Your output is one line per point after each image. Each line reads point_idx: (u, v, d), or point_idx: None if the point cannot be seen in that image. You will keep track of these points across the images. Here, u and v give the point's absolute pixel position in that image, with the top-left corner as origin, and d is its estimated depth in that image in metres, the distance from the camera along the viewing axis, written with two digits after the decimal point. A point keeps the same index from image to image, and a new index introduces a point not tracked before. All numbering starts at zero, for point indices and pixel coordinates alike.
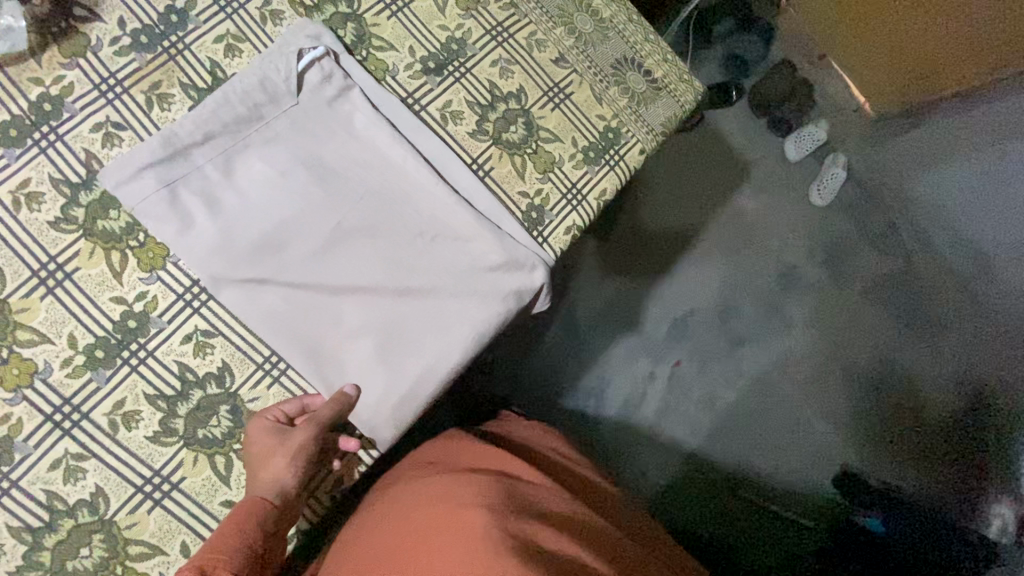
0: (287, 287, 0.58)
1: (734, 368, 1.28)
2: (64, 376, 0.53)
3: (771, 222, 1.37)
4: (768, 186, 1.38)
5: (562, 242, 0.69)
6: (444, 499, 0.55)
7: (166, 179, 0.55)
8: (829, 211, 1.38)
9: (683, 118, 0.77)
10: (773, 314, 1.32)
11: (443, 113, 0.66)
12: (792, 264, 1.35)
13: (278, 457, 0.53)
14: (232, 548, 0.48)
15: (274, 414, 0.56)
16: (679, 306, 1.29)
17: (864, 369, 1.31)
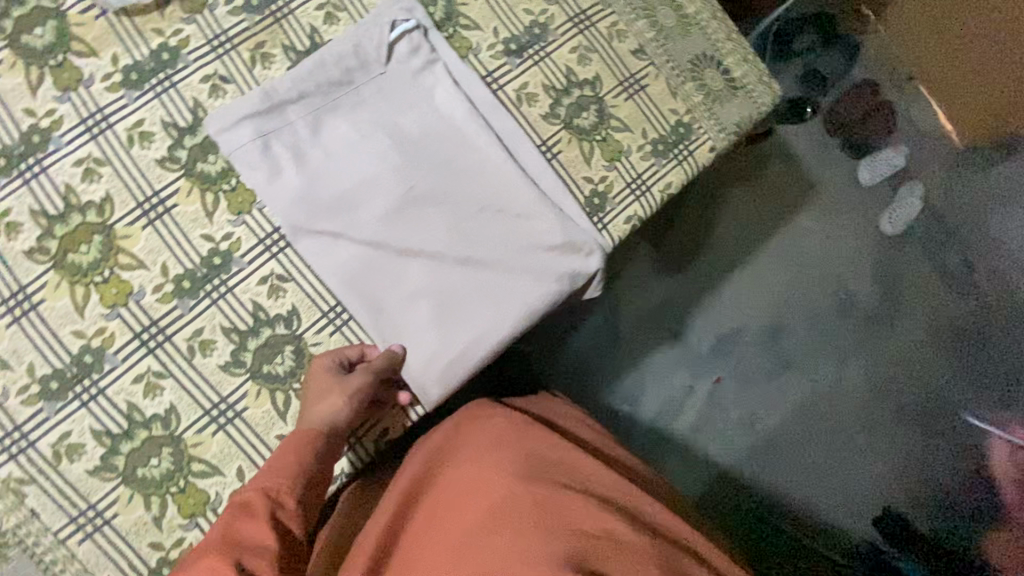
0: (357, 243, 0.61)
1: (777, 390, 1.24)
2: (155, 301, 0.58)
3: (833, 246, 1.31)
4: (835, 208, 1.33)
5: (621, 231, 0.69)
6: (472, 476, 0.59)
7: (262, 130, 0.59)
8: (900, 240, 1.31)
9: (759, 119, 0.76)
10: (826, 341, 1.27)
11: (519, 93, 0.68)
12: (852, 291, 1.29)
13: (335, 397, 0.56)
14: (293, 475, 0.53)
15: (335, 357, 0.60)
16: (727, 321, 1.26)
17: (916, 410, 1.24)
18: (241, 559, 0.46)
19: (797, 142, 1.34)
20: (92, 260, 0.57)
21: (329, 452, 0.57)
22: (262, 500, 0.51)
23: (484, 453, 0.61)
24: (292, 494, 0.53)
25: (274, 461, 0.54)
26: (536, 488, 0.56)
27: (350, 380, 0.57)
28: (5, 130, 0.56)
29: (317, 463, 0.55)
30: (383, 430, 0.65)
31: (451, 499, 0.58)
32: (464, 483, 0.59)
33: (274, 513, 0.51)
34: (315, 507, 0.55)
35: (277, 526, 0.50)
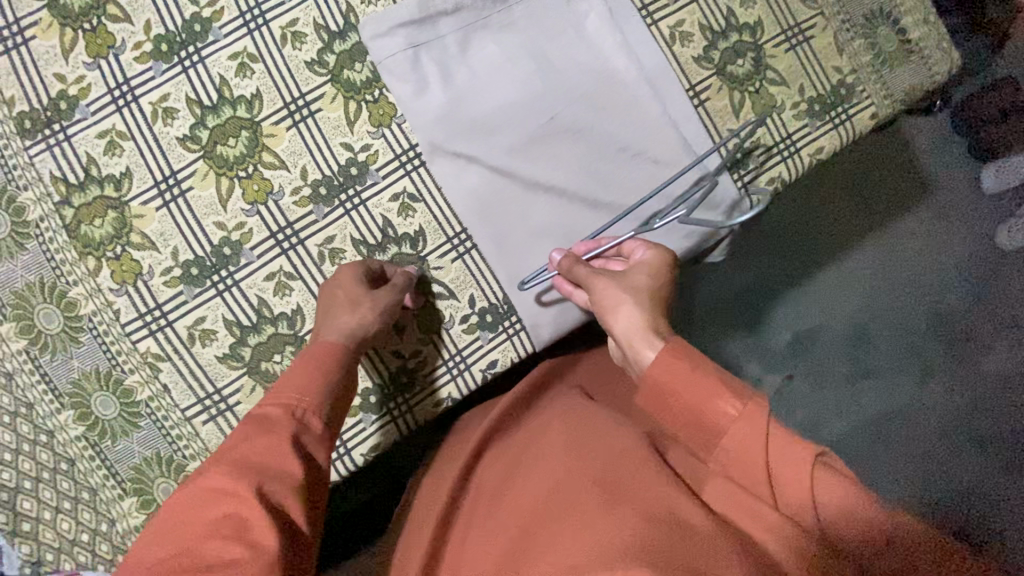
0: (491, 170, 0.60)
1: (851, 399, 1.12)
2: (292, 204, 0.58)
3: (941, 250, 1.17)
4: (950, 212, 1.18)
5: (761, 193, 0.65)
6: (530, 466, 0.57)
7: (413, 41, 0.57)
8: (1013, 257, 1.16)
9: (929, 90, 0.69)
10: (916, 354, 1.14)
11: (673, 32, 0.63)
12: (950, 303, 1.16)
13: (360, 316, 0.55)
14: (316, 394, 0.52)
15: (352, 276, 0.57)
16: (809, 319, 1.14)
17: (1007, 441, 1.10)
18: (263, 484, 0.45)
19: (921, 137, 1.20)
20: (238, 155, 0.58)
21: (351, 370, 0.55)
22: (284, 419, 0.50)
23: (538, 449, 0.59)
24: (317, 415, 0.51)
25: (294, 380, 0.52)
26: (590, 476, 0.52)
27: (376, 298, 0.56)
28: (169, 15, 0.57)
29: (342, 381, 0.54)
30: (493, 362, 0.62)
31: (514, 494, 0.56)
32: (524, 482, 0.57)
33: (297, 435, 0.49)
34: (335, 428, 0.53)
35: (300, 450, 0.49)
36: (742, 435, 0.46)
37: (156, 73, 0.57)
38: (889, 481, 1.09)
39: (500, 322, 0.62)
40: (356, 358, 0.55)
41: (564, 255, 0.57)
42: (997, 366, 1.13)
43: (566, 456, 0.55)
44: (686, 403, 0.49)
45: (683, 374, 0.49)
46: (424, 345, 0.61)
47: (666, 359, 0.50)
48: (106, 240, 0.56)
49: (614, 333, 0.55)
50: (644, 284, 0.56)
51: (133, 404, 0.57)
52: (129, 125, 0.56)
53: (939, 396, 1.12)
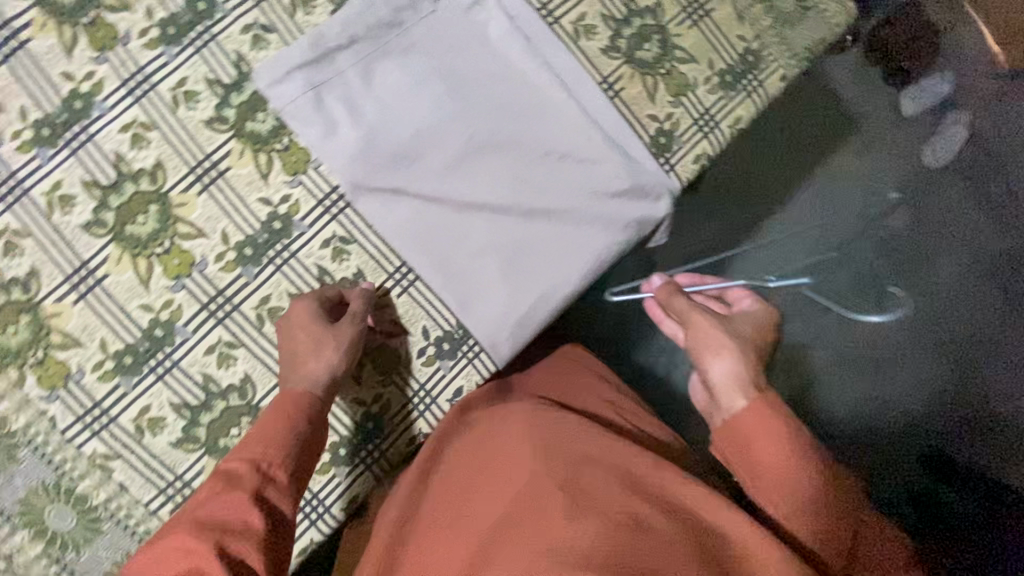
0: (419, 199, 0.58)
1: (820, 334, 1.15)
2: (218, 270, 0.56)
3: (874, 182, 1.21)
4: (881, 142, 1.22)
5: (689, 172, 0.66)
6: (484, 469, 0.54)
7: (312, 82, 0.55)
8: (947, 173, 1.22)
9: (831, 43, 0.71)
10: (871, 283, 1.17)
11: (577, 27, 0.63)
12: (894, 230, 1.20)
13: (325, 355, 0.54)
14: (283, 443, 0.50)
15: (308, 310, 0.55)
16: (767, 269, 1.15)
17: (968, 346, 1.14)
18: (224, 541, 0.45)
19: (838, 79, 1.23)
20: (151, 231, 0.55)
21: (320, 414, 0.53)
22: (249, 473, 0.49)
23: (497, 441, 0.56)
24: (282, 466, 0.50)
25: (261, 430, 0.51)
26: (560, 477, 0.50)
27: (336, 333, 0.55)
28: (42, 95, 0.52)
29: (310, 427, 0.52)
30: (458, 389, 0.62)
31: (466, 493, 0.53)
32: (481, 479, 0.54)
33: (261, 488, 0.48)
34: (307, 477, 0.52)
35: (265, 503, 0.48)
36: (811, 496, 0.52)
37: (42, 160, 0.53)
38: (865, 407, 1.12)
39: (458, 348, 0.61)
40: (323, 400, 0.54)
41: (668, 284, 0.67)
42: (945, 279, 1.17)
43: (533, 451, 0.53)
44: (760, 456, 0.53)
45: (769, 425, 0.54)
46: (385, 385, 0.59)
47: (760, 408, 0.54)
48: (24, 347, 0.53)
49: (707, 375, 0.59)
50: (750, 339, 0.61)
51: (90, 509, 0.54)
52: (24, 220, 0.53)
53: (898, 320, 1.16)
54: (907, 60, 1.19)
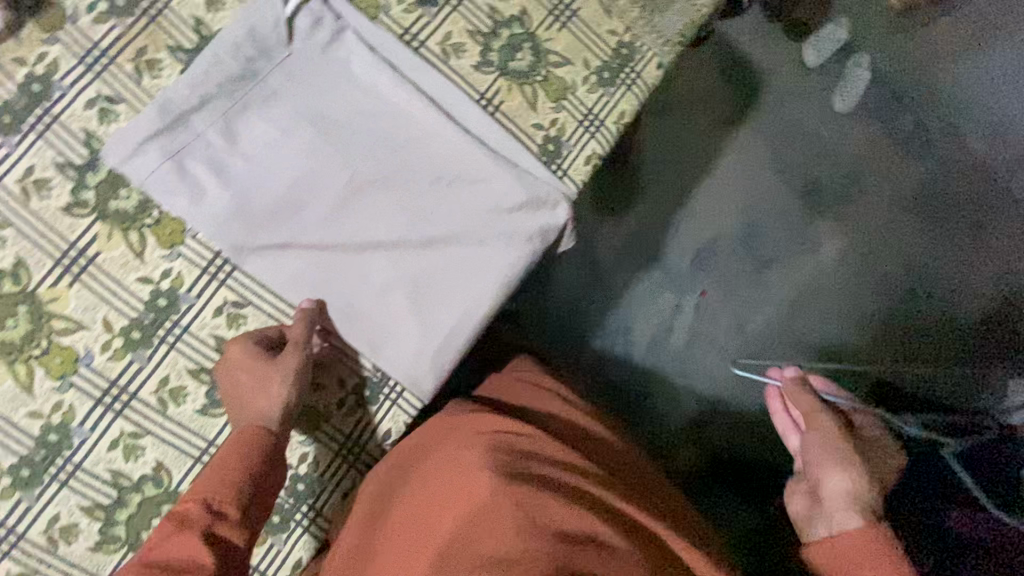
0: (309, 250, 0.57)
1: (762, 291, 1.22)
2: (107, 361, 0.53)
3: (792, 135, 1.27)
4: (790, 97, 1.28)
5: (582, 174, 0.66)
6: (443, 480, 0.54)
7: (169, 150, 0.52)
8: (856, 116, 1.27)
9: (701, 23, 0.72)
10: (800, 233, 1.24)
11: (444, 47, 0.61)
12: (818, 178, 1.26)
13: (269, 392, 0.53)
14: (233, 479, 0.50)
15: (249, 346, 0.55)
16: (701, 236, 1.22)
17: (895, 276, 1.24)
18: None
19: (744, 42, 1.27)
20: (24, 334, 0.51)
21: (275, 449, 0.53)
22: (199, 511, 0.48)
23: (469, 454, 0.55)
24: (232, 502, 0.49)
25: (214, 468, 0.51)
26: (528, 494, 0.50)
27: (279, 365, 0.54)
28: None
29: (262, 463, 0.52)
30: (387, 432, 0.61)
31: (423, 506, 0.53)
32: (445, 495, 0.52)
33: (211, 526, 0.48)
34: (260, 511, 0.51)
35: (214, 540, 0.47)
36: None
37: None
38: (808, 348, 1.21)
39: (378, 392, 0.60)
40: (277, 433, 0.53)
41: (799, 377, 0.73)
42: (865, 214, 1.26)
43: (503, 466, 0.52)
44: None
45: (871, 546, 0.56)
46: (310, 443, 0.59)
47: (869, 530, 0.57)
48: None
49: (824, 480, 0.63)
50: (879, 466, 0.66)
51: None
52: None
53: (828, 261, 1.24)
54: (804, 13, 1.25)
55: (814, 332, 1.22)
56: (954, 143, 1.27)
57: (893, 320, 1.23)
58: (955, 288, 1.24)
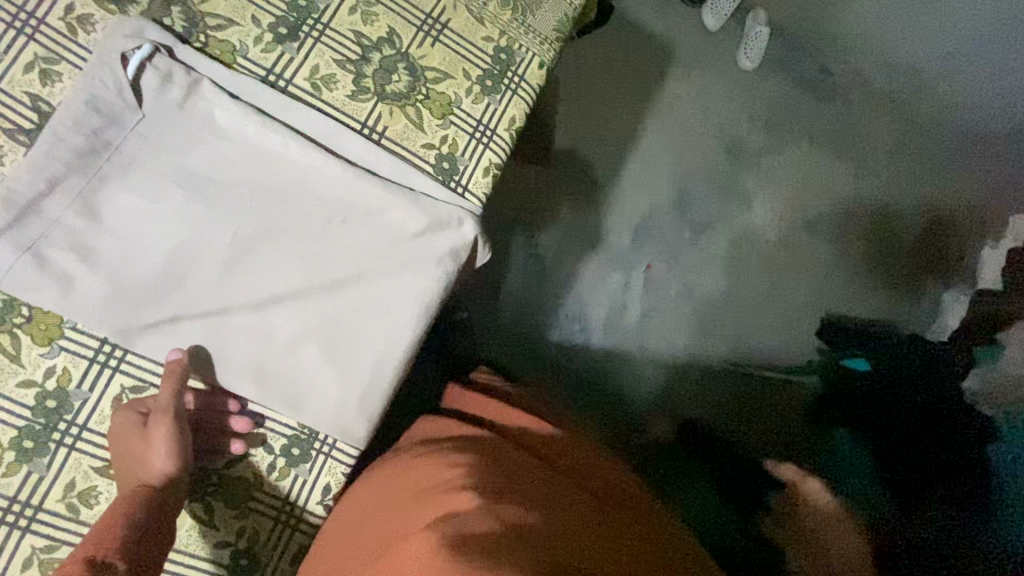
0: (204, 317, 0.54)
1: (702, 256, 1.24)
2: (1, 477, 0.49)
3: (706, 98, 1.29)
4: (696, 63, 1.30)
5: (484, 186, 0.64)
6: (417, 497, 0.51)
7: (24, 242, 0.49)
8: (761, 72, 1.31)
9: (577, 13, 0.72)
10: (729, 193, 1.27)
11: (313, 81, 0.59)
12: (737, 136, 1.29)
13: (155, 446, 0.50)
14: (119, 533, 0.45)
15: (136, 408, 0.52)
16: (635, 212, 1.23)
17: (827, 219, 1.29)
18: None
19: (642, 16, 1.29)
20: None
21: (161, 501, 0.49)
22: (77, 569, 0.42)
23: (435, 475, 0.54)
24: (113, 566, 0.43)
25: (97, 529, 0.45)
26: (497, 497, 0.49)
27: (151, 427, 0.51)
28: None
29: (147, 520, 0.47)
30: (327, 487, 0.59)
31: (396, 530, 0.49)
32: (409, 514, 0.50)
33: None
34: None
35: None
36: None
37: None
38: (755, 302, 1.24)
39: (310, 448, 0.58)
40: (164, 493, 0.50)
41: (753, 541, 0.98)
42: (787, 163, 1.29)
43: (472, 479, 0.51)
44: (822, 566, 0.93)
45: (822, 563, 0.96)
46: (245, 516, 0.56)
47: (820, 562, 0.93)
48: None
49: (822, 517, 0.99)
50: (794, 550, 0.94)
51: None
52: None
53: (763, 215, 1.27)
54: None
55: (760, 282, 1.25)
56: (856, 77, 1.32)
57: (831, 261, 1.28)
58: (882, 219, 1.30)
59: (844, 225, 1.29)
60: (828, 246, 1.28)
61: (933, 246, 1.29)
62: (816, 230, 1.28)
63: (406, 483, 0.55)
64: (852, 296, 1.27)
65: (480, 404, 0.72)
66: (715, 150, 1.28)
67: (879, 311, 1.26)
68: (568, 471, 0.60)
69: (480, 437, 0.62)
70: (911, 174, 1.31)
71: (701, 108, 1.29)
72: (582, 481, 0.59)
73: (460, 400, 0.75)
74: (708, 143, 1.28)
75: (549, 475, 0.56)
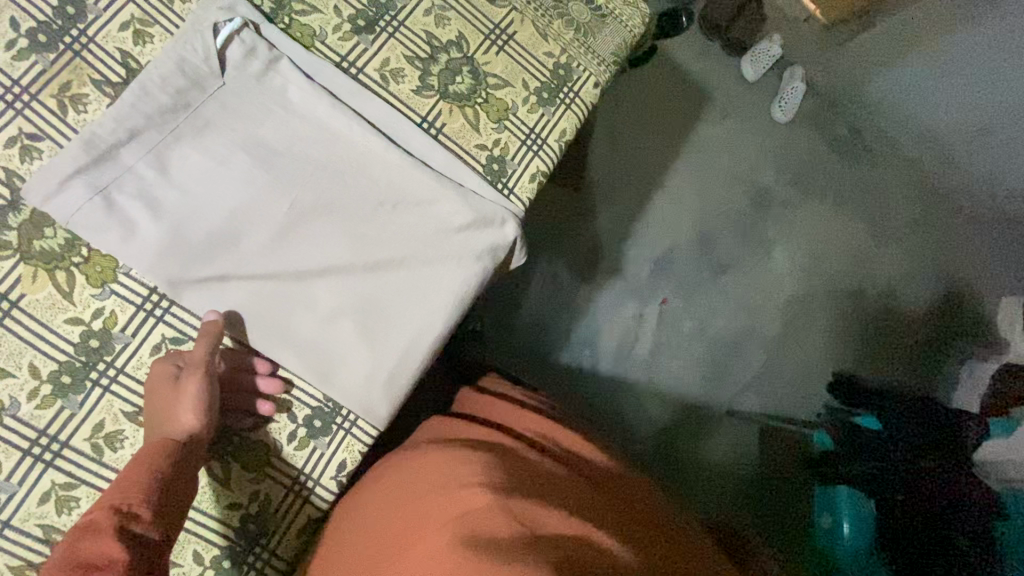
0: (251, 279, 0.56)
1: (719, 295, 1.25)
2: (34, 409, 0.50)
3: (737, 145, 1.32)
4: (732, 109, 1.33)
5: (529, 192, 0.66)
6: (434, 491, 0.52)
7: (98, 185, 0.51)
8: (794, 125, 1.34)
9: (634, 43, 0.75)
10: (752, 238, 1.29)
11: (383, 73, 0.62)
12: (764, 184, 1.31)
13: (187, 399, 0.51)
14: (148, 481, 0.46)
15: (171, 360, 0.53)
16: (658, 246, 1.25)
17: (846, 277, 1.30)
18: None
19: (686, 58, 1.33)
20: None
21: (189, 456, 0.50)
22: (108, 515, 0.42)
23: (453, 469, 0.54)
24: (144, 511, 0.44)
25: (128, 476, 0.46)
26: (517, 495, 0.49)
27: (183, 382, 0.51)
28: None
29: (174, 473, 0.48)
30: (342, 463, 0.59)
31: (415, 523, 0.50)
32: (430, 504, 0.51)
33: (127, 527, 0.42)
34: (174, 523, 0.46)
35: (135, 543, 0.42)
36: None
37: None
38: (767, 348, 1.25)
39: (331, 422, 0.59)
40: (191, 446, 0.50)
41: None
42: (811, 218, 1.31)
43: (492, 476, 0.51)
44: None
45: None
46: (259, 481, 0.57)
47: None
48: None
49: None
50: None
51: None
52: None
53: (783, 264, 1.29)
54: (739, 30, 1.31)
55: (774, 329, 1.26)
56: (887, 144, 1.34)
57: (845, 318, 1.28)
58: (900, 284, 1.31)
59: (863, 285, 1.30)
60: (846, 304, 1.29)
61: (950, 319, 1.30)
62: (833, 286, 1.29)
63: (423, 475, 0.55)
64: (867, 357, 1.27)
65: (491, 406, 0.73)
66: (743, 196, 1.30)
67: (890, 375, 1.26)
68: (584, 473, 0.60)
69: (494, 438, 0.62)
70: (932, 241, 1.32)
71: (732, 153, 1.32)
72: (597, 482, 0.59)
73: (473, 403, 0.75)
74: (736, 187, 1.30)
75: (568, 477, 0.56)
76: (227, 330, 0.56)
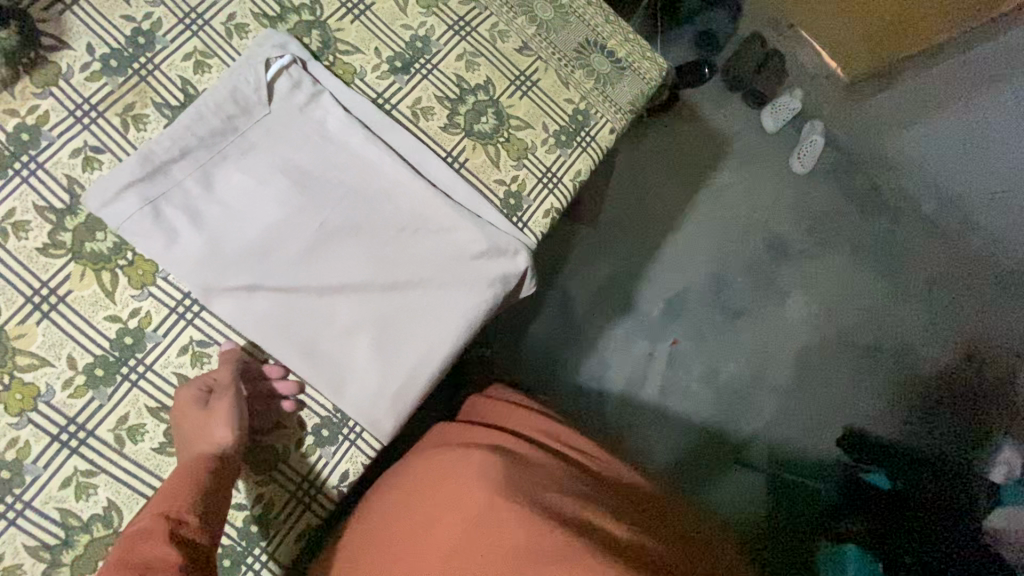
0: (277, 291, 0.59)
1: (731, 340, 1.26)
2: (67, 397, 0.54)
3: (755, 194, 1.35)
4: (750, 159, 1.37)
5: (541, 226, 0.70)
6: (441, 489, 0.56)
7: (148, 196, 0.56)
8: (812, 178, 1.37)
9: (652, 93, 0.79)
10: (766, 285, 1.30)
11: (414, 110, 0.67)
12: (781, 233, 1.34)
13: (218, 414, 0.53)
14: (191, 490, 0.49)
15: (198, 384, 0.56)
16: (672, 287, 1.27)
17: (860, 331, 1.30)
18: None
19: (708, 107, 1.38)
20: None
21: (226, 465, 0.53)
22: (159, 521, 0.46)
23: (457, 466, 0.57)
24: (191, 513, 0.48)
25: (169, 487, 0.50)
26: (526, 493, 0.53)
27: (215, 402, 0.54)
28: None
29: (213, 482, 0.51)
30: (345, 473, 0.62)
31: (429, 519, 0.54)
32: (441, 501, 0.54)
33: (176, 530, 0.46)
34: (219, 527, 0.50)
35: (184, 546, 0.46)
36: None
37: None
38: (777, 397, 1.25)
39: (338, 432, 0.61)
40: (226, 459, 0.53)
41: None
42: (826, 270, 1.33)
43: (497, 474, 0.55)
44: None
45: None
46: (265, 484, 0.59)
47: None
48: None
49: None
50: None
51: None
52: None
53: (797, 312, 1.30)
54: (762, 84, 1.35)
55: (784, 378, 1.26)
56: (906, 202, 1.35)
57: (858, 373, 1.28)
58: (915, 340, 1.30)
59: (875, 337, 1.30)
60: (859, 356, 1.29)
61: (967, 377, 1.28)
62: (846, 339, 1.29)
63: (429, 473, 0.59)
64: (879, 411, 1.26)
65: (485, 408, 0.75)
66: (759, 244, 1.32)
67: (903, 430, 1.25)
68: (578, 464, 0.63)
69: (491, 437, 0.65)
70: (950, 302, 1.32)
71: (751, 201, 1.35)
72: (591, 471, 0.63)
73: (471, 408, 0.77)
74: (753, 234, 1.33)
75: (564, 468, 0.60)
76: (247, 349, 0.60)
